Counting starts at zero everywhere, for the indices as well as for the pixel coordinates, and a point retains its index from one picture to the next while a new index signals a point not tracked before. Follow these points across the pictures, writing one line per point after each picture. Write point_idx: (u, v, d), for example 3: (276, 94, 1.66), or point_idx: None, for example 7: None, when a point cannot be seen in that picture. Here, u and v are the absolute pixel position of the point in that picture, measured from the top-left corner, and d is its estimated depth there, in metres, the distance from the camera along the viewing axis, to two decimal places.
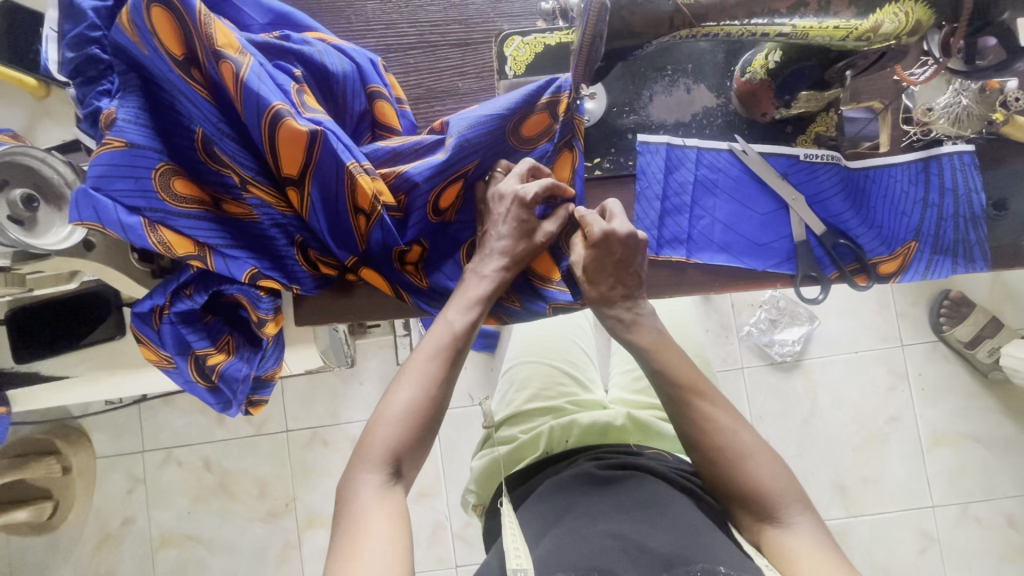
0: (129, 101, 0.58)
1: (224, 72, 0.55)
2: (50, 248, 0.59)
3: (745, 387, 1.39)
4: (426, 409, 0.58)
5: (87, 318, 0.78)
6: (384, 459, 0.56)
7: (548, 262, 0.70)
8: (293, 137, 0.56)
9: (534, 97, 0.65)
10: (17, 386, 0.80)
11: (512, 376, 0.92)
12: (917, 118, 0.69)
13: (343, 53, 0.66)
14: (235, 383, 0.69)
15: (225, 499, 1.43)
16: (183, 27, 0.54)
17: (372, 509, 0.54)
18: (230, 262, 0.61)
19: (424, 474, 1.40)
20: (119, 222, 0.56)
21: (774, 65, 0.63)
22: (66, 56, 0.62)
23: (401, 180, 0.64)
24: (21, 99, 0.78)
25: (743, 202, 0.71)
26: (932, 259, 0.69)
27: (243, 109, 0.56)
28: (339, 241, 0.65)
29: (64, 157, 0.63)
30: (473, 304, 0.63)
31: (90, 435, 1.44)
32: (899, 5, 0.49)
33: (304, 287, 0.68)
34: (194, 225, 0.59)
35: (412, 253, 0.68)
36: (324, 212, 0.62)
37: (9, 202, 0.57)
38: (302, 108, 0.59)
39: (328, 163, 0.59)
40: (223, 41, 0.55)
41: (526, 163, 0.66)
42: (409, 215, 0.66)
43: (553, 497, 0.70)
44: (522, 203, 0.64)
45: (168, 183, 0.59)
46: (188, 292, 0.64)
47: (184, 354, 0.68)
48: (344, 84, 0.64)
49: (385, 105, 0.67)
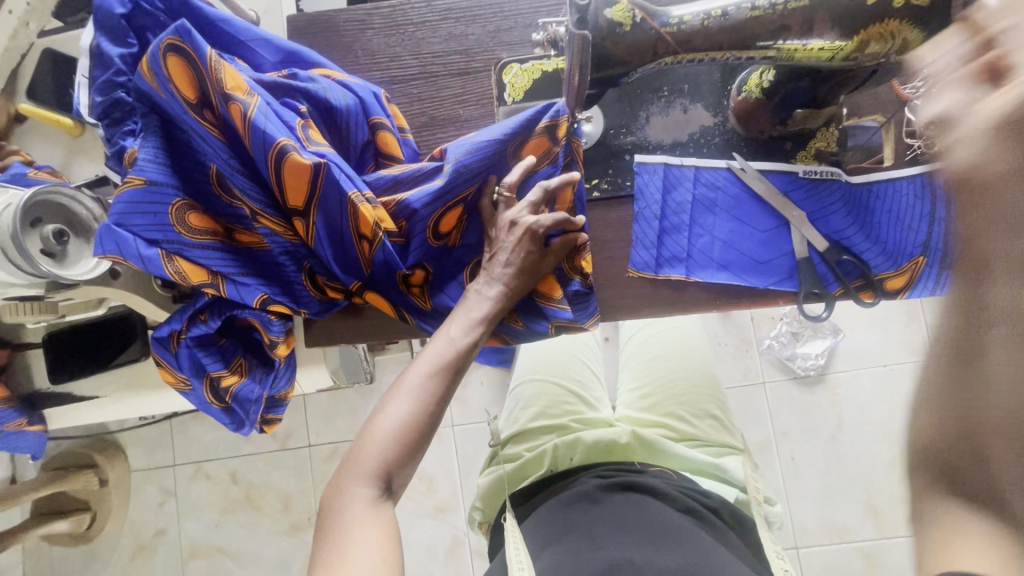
0: (150, 141, 0.63)
1: (233, 113, 0.59)
2: (78, 279, 0.63)
3: (767, 402, 1.36)
4: (420, 425, 0.60)
5: (116, 342, 0.83)
6: (377, 473, 0.58)
7: (550, 275, 0.70)
8: (298, 170, 0.60)
9: (532, 122, 0.68)
10: (58, 402, 0.85)
11: (518, 395, 0.93)
12: (921, 130, 0.67)
13: (347, 88, 0.70)
14: (248, 404, 0.73)
15: (251, 513, 1.47)
16: (194, 71, 0.58)
17: (363, 523, 0.55)
18: (241, 289, 0.65)
19: (442, 489, 1.41)
20: (138, 254, 0.60)
21: (769, 84, 0.63)
22: (96, 99, 0.67)
23: (401, 207, 0.67)
24: (61, 140, 0.85)
25: (743, 220, 0.71)
26: (942, 274, 0.67)
27: (251, 144, 0.59)
28: (345, 268, 0.68)
29: (91, 193, 0.68)
30: (474, 324, 0.65)
31: (127, 449, 1.51)
32: (885, 24, 0.48)
33: (312, 311, 0.70)
34: (208, 255, 0.64)
35: (415, 276, 0.70)
36: (328, 239, 0.65)
37: (42, 237, 0.61)
38: (307, 142, 0.62)
39: (332, 194, 0.62)
40: (232, 83, 0.58)
41: (539, 191, 0.68)
42: (411, 240, 0.68)
43: (557, 513, 0.71)
44: (535, 236, 0.67)
45: (184, 217, 0.63)
46: (203, 317, 0.68)
47: (200, 376, 0.71)
48: (348, 117, 0.68)
49: (388, 135, 0.70)
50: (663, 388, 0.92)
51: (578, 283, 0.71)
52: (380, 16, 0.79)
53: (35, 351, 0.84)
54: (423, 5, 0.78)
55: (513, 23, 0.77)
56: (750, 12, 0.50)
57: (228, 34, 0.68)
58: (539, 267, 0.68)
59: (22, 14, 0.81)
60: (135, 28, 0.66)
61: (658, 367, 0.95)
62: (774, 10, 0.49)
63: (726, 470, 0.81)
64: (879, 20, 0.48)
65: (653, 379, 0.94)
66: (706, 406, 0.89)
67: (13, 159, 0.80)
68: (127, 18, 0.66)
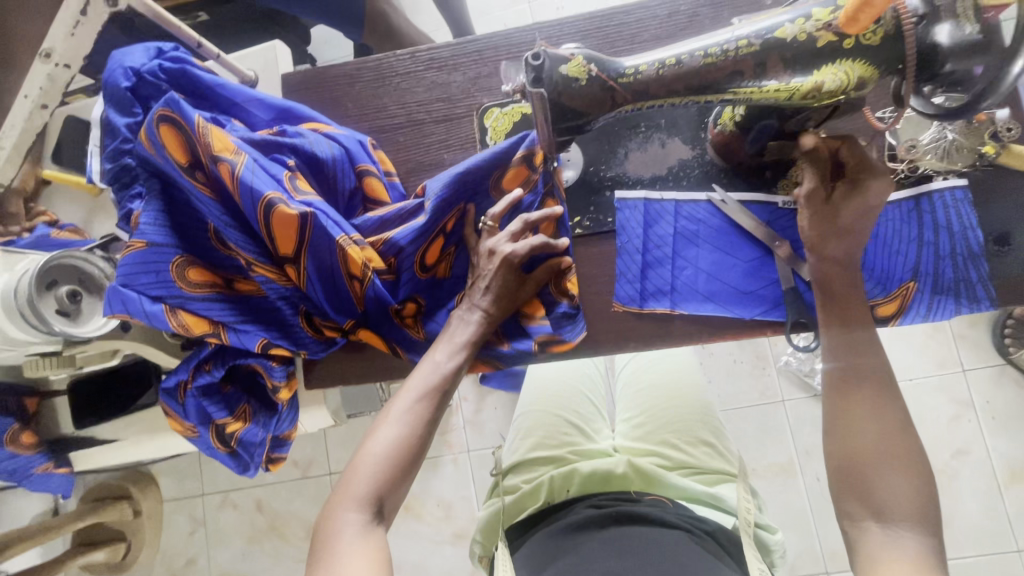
0: (152, 204, 0.68)
1: (222, 172, 0.62)
2: (89, 335, 0.68)
3: (786, 420, 1.32)
4: (410, 448, 0.62)
5: (135, 386, 0.88)
6: (368, 497, 0.59)
7: (533, 298, 0.72)
8: (286, 221, 0.63)
9: (509, 151, 0.70)
10: (86, 444, 0.91)
11: (519, 425, 0.94)
12: (902, 154, 0.64)
13: (333, 139, 0.74)
14: (252, 447, 0.77)
15: (276, 541, 1.50)
16: (185, 138, 0.63)
17: (355, 547, 0.56)
18: (242, 336, 0.69)
19: (460, 516, 1.41)
20: (143, 311, 0.64)
21: (741, 118, 0.63)
22: (106, 167, 0.72)
23: (388, 245, 0.69)
24: (81, 201, 0.92)
25: (727, 251, 0.71)
26: (934, 300, 0.65)
27: (241, 199, 0.63)
28: (338, 307, 0.71)
29: (103, 254, 0.72)
30: (459, 348, 0.67)
31: (159, 479, 1.57)
32: (838, 64, 0.49)
33: (311, 351, 0.73)
34: (208, 306, 0.68)
35: (406, 310, 0.73)
36: (320, 281, 0.68)
37: (57, 298, 0.66)
38: (294, 192, 0.66)
39: (321, 239, 0.64)
40: (219, 145, 0.62)
41: (518, 222, 0.68)
42: (400, 275, 0.71)
43: (551, 539, 0.74)
44: (510, 264, 0.68)
45: (184, 273, 0.67)
46: (208, 367, 0.72)
47: (206, 424, 0.75)
48: (334, 167, 0.71)
49: (374, 180, 0.75)
50: (655, 416, 0.91)
51: (566, 305, 0.72)
52: (368, 69, 0.83)
53: (64, 397, 0.90)
54: (407, 57, 0.82)
55: (493, 69, 0.79)
56: (703, 59, 0.51)
57: (224, 97, 0.73)
58: (517, 294, 0.70)
59: (39, 98, 0.82)
60: (139, 97, 0.71)
61: (653, 396, 0.94)
62: (726, 56, 0.51)
63: (721, 499, 0.79)
64: (830, 60, 0.49)
65: (645, 409, 0.93)
66: (700, 433, 0.89)
67: (40, 220, 0.88)
68: (132, 90, 0.71)
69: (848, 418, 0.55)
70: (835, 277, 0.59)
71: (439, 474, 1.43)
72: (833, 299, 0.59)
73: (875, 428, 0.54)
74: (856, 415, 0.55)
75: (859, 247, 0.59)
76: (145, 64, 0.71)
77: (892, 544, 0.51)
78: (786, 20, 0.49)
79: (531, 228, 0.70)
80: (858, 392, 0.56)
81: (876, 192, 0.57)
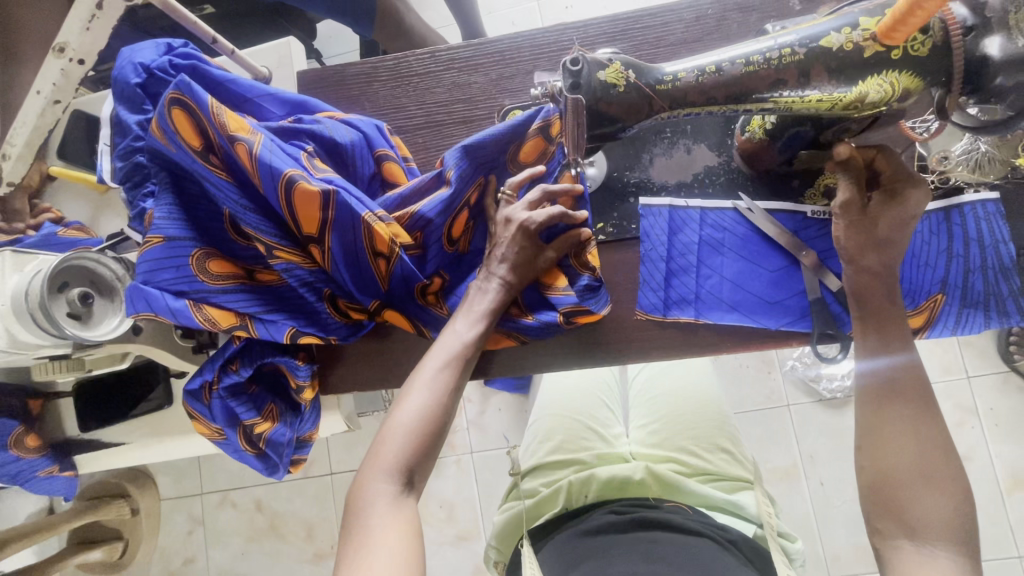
0: (164, 198, 0.66)
1: (240, 153, 0.61)
2: (101, 339, 0.66)
3: (791, 424, 1.31)
4: (437, 417, 0.61)
5: (141, 387, 0.86)
6: (397, 467, 0.58)
7: (553, 267, 0.70)
8: (308, 197, 0.61)
9: (525, 123, 0.68)
10: (89, 446, 0.89)
11: (536, 428, 0.95)
12: (932, 165, 0.64)
13: (350, 124, 0.72)
14: (280, 447, 0.75)
15: (276, 541, 1.48)
16: (199, 122, 0.61)
17: (386, 518, 0.55)
18: (270, 326, 0.67)
19: (463, 517, 1.40)
20: (167, 308, 0.63)
21: (771, 126, 0.62)
22: (118, 165, 0.70)
23: (415, 219, 0.67)
24: (88, 197, 0.91)
25: (752, 260, 0.70)
26: (962, 313, 0.64)
27: (260, 179, 0.61)
28: (362, 287, 0.69)
29: (115, 255, 0.70)
30: (479, 317, 0.66)
31: (157, 478, 1.55)
32: (884, 76, 0.48)
33: (341, 337, 0.72)
34: (232, 298, 0.66)
35: (433, 286, 0.71)
36: (345, 262, 0.66)
37: (68, 301, 0.64)
38: (313, 170, 0.64)
39: (344, 217, 0.63)
40: (235, 125, 0.61)
41: (536, 190, 0.67)
42: (427, 249, 0.69)
43: (574, 543, 0.73)
44: (527, 233, 0.66)
45: (204, 265, 0.66)
46: (234, 366, 0.71)
47: (233, 425, 0.74)
48: (353, 152, 0.70)
49: (393, 165, 0.72)
50: (672, 424, 0.91)
51: (588, 277, 0.69)
52: (386, 68, 0.81)
53: (68, 398, 0.88)
54: (425, 56, 0.80)
55: (515, 70, 0.78)
56: (744, 67, 0.50)
57: (237, 94, 0.70)
58: (536, 262, 0.68)
59: (50, 93, 0.77)
60: (150, 95, 0.69)
61: (668, 404, 0.94)
62: (769, 65, 0.50)
63: (741, 506, 0.79)
64: (877, 71, 0.48)
65: (660, 414, 0.93)
66: (718, 440, 0.88)
67: (46, 217, 0.86)
68: (142, 86, 0.69)
69: (883, 435, 0.55)
70: (874, 288, 0.58)
71: (442, 475, 1.42)
72: (869, 311, 0.58)
73: (912, 446, 0.54)
74: (888, 431, 0.55)
75: (900, 256, 0.58)
76: (155, 59, 0.68)
77: (931, 564, 0.50)
78: (831, 28, 0.48)
79: (550, 198, 0.68)
80: (895, 407, 0.55)
81: (915, 200, 0.57)
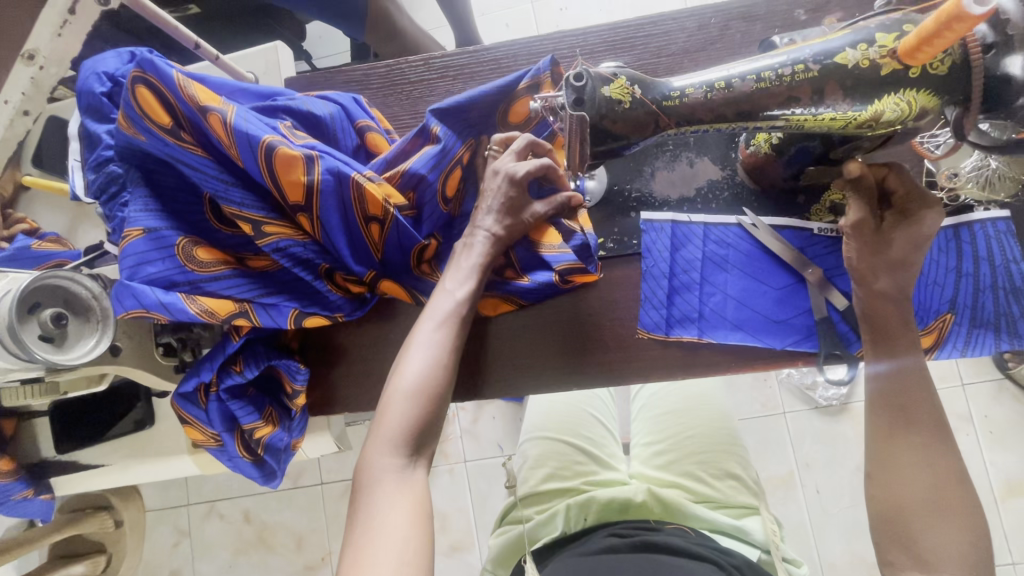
0: (138, 193, 0.62)
1: (213, 124, 0.58)
2: (77, 362, 0.62)
3: (787, 432, 1.30)
4: (437, 379, 0.58)
5: (119, 403, 0.83)
6: (400, 437, 0.56)
7: (542, 223, 0.68)
8: (288, 162, 0.59)
9: (513, 82, 0.65)
10: (65, 467, 0.85)
11: (527, 453, 0.92)
12: (942, 181, 0.63)
13: (326, 98, 0.70)
14: (278, 452, 0.73)
15: (264, 553, 1.44)
16: (166, 100, 0.58)
17: (394, 493, 0.53)
18: (272, 312, 0.65)
19: (455, 528, 1.37)
20: (159, 302, 0.59)
21: (776, 141, 0.60)
22: (90, 179, 0.66)
23: (406, 177, 0.64)
24: (65, 207, 0.86)
25: (757, 277, 0.68)
26: (971, 334, 0.62)
27: (239, 151, 0.58)
28: (357, 258, 0.66)
29: (89, 272, 0.66)
30: (469, 274, 0.63)
31: (141, 489, 1.51)
32: (900, 95, 0.46)
33: (346, 312, 0.69)
34: (226, 284, 0.63)
35: (428, 250, 0.68)
36: (342, 232, 0.63)
37: (40, 323, 0.60)
38: (292, 138, 0.62)
39: (331, 182, 0.60)
40: (205, 96, 0.58)
41: (523, 140, 0.64)
42: (422, 210, 0.66)
43: (573, 562, 0.71)
44: (514, 183, 0.63)
45: (191, 252, 0.63)
46: (236, 367, 0.67)
47: (231, 430, 0.70)
48: (333, 125, 0.67)
49: (376, 136, 0.70)
50: (679, 445, 0.89)
51: (581, 236, 0.68)
52: (377, 76, 0.78)
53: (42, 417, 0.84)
54: (419, 64, 0.77)
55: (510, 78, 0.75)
56: (755, 83, 0.48)
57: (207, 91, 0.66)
58: (524, 214, 0.65)
59: (20, 103, 0.79)
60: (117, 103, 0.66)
61: (671, 422, 0.92)
62: (781, 82, 0.48)
63: (747, 532, 0.77)
64: (893, 90, 0.46)
65: (667, 435, 0.91)
66: (727, 465, 0.86)
67: (19, 228, 0.82)
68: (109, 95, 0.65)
69: (894, 460, 0.53)
70: (887, 309, 0.56)
71: (434, 484, 1.39)
72: (880, 333, 0.56)
73: (927, 476, 0.52)
74: (901, 459, 0.53)
75: (913, 279, 0.56)
76: (119, 67, 0.65)
77: None
78: (844, 44, 0.46)
79: (536, 150, 0.66)
80: (910, 435, 0.54)
81: (930, 223, 0.55)
